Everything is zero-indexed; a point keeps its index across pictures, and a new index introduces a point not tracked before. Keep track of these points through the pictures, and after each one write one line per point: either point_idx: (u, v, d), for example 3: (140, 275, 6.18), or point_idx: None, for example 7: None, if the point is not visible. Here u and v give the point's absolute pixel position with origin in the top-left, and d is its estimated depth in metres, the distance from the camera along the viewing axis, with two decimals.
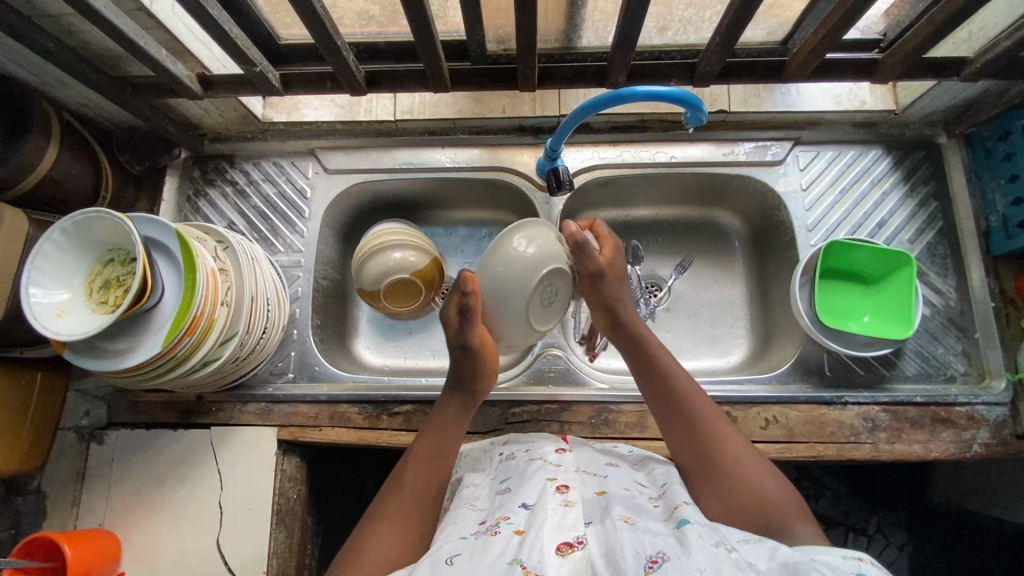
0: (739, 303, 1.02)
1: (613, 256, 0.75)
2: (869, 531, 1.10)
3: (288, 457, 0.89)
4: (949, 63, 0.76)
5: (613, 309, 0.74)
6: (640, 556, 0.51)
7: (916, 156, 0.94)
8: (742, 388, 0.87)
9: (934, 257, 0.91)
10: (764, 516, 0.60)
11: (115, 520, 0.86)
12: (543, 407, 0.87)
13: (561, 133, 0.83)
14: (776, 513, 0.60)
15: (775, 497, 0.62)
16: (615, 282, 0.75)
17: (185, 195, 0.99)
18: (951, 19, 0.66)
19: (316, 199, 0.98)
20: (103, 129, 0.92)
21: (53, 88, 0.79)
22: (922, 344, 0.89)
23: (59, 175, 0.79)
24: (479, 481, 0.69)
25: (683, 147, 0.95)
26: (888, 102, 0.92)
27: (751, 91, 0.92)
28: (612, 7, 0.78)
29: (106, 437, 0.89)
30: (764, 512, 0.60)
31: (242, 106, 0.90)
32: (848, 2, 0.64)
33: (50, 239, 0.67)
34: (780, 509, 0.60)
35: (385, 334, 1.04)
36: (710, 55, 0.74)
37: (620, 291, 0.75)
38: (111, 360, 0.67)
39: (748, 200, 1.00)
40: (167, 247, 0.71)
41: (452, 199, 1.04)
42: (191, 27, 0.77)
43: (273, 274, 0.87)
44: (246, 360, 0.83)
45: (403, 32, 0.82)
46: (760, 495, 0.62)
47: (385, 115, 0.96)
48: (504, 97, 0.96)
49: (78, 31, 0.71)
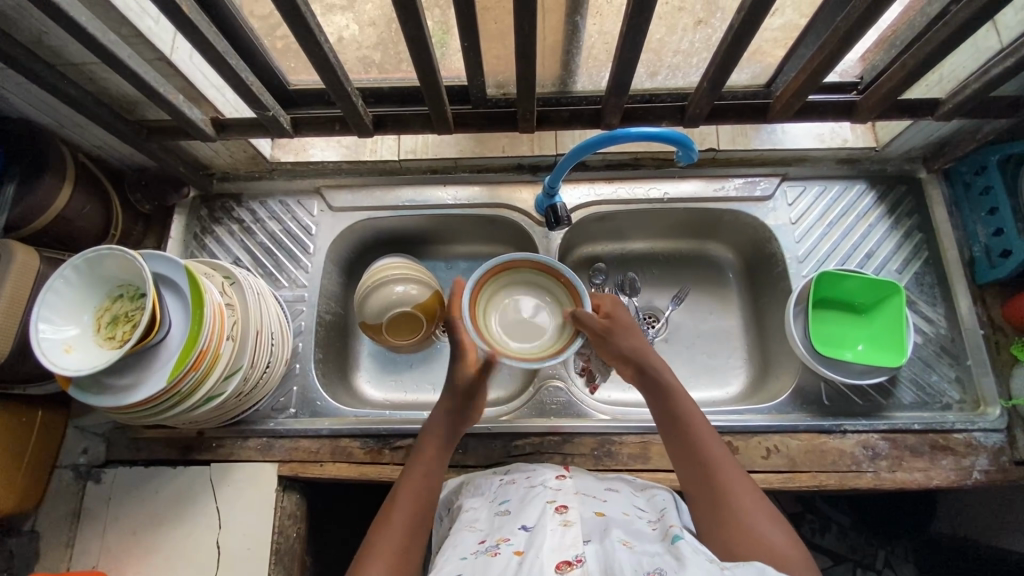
0: (735, 333, 1.04)
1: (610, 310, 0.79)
2: (877, 565, 1.10)
3: (288, 495, 0.88)
4: (923, 103, 0.81)
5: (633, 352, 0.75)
6: (638, 572, 0.51)
7: (899, 190, 0.98)
8: (743, 418, 0.88)
9: (922, 287, 0.94)
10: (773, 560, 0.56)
11: (109, 562, 0.84)
12: (545, 438, 0.87)
13: (558, 172, 0.86)
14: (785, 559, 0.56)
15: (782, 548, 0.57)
16: (628, 333, 0.76)
17: (192, 232, 1.01)
18: (920, 65, 0.71)
19: (321, 235, 1.01)
20: (114, 169, 0.95)
21: (70, 132, 0.83)
22: (916, 372, 0.90)
23: (70, 215, 0.82)
24: (478, 505, 0.69)
25: (675, 183, 0.99)
26: (869, 140, 0.96)
27: (739, 130, 0.97)
28: (605, 54, 0.81)
29: (104, 475, 0.88)
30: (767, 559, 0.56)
31: (252, 147, 0.94)
32: (824, 50, 0.69)
33: (61, 276, 0.68)
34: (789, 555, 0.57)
35: (386, 369, 1.04)
36: (700, 99, 0.78)
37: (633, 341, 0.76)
38: (114, 395, 0.68)
39: (739, 233, 1.03)
40: (175, 283, 0.73)
41: (452, 234, 1.07)
42: (207, 75, 0.81)
43: (277, 308, 0.89)
44: (249, 395, 0.83)
45: (406, 77, 0.86)
46: (769, 544, 0.58)
47: (390, 155, 1.00)
48: (503, 137, 1.00)
49: (100, 78, 0.74)
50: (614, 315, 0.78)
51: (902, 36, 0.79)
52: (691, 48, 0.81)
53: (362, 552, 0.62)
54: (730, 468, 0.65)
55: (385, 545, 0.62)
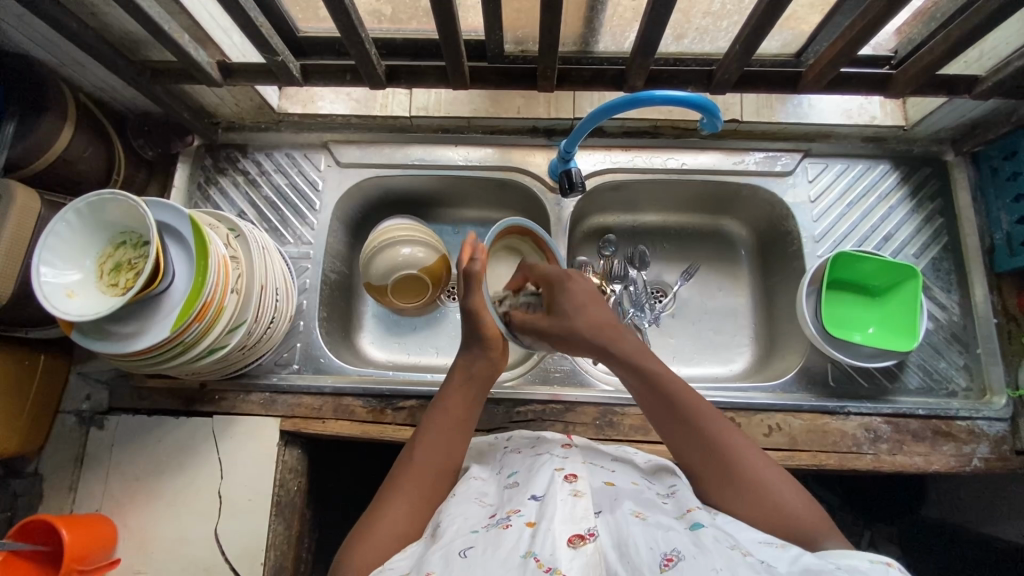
0: (743, 311, 1.03)
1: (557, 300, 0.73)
2: (861, 544, 1.12)
3: (290, 449, 0.89)
4: (961, 80, 0.77)
5: (597, 330, 0.70)
6: (655, 553, 0.51)
7: (923, 173, 0.95)
8: (747, 395, 0.88)
9: (938, 273, 0.92)
10: (791, 534, 0.59)
11: (112, 506, 0.85)
12: (547, 406, 0.87)
13: (575, 136, 0.83)
14: (801, 529, 0.59)
15: (799, 513, 0.60)
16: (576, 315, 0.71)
17: (196, 182, 0.99)
18: (966, 37, 0.68)
19: (327, 191, 0.98)
20: (116, 112, 0.92)
21: (72, 70, 0.79)
22: (925, 358, 0.90)
23: (72, 157, 0.79)
24: (486, 476, 0.68)
25: (694, 154, 0.96)
26: (898, 119, 0.92)
27: (764, 102, 0.93)
28: (631, 12, 0.77)
29: (107, 422, 0.88)
30: (786, 533, 0.59)
31: (259, 96, 0.90)
32: (867, 16, 0.65)
33: (63, 219, 0.67)
34: (804, 521, 0.59)
35: (390, 330, 1.04)
36: (728, 64, 0.75)
37: (597, 317, 0.71)
38: (118, 342, 0.67)
39: (756, 209, 1.01)
40: (179, 233, 0.71)
41: (461, 197, 1.05)
42: (214, 15, 0.78)
43: (282, 265, 0.87)
44: (253, 348, 0.83)
45: (422, 29, 0.82)
46: (780, 507, 0.60)
47: (400, 111, 0.96)
48: (519, 97, 0.96)
49: (102, 13, 0.71)
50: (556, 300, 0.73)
51: (945, 7, 0.75)
52: (722, 10, 0.76)
53: (385, 497, 0.65)
54: (731, 435, 0.65)
55: (406, 491, 0.65)
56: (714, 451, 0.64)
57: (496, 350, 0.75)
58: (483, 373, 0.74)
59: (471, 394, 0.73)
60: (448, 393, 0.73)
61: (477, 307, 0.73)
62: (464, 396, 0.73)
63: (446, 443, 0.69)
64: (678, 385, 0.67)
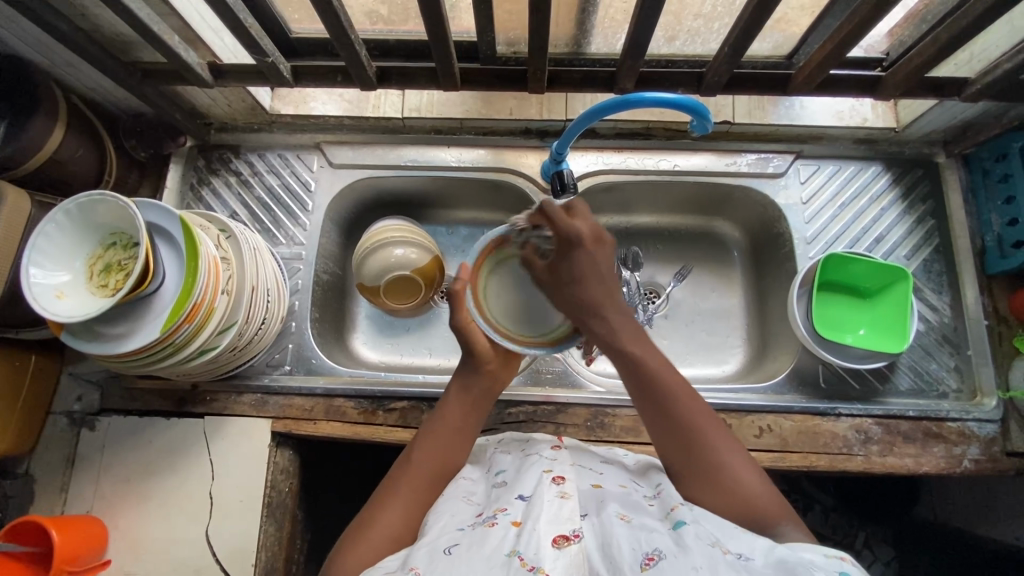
0: (736, 312, 1.03)
1: (557, 261, 0.68)
2: (856, 545, 1.11)
3: (281, 450, 0.88)
4: (950, 83, 0.78)
5: (578, 308, 0.67)
6: (636, 552, 0.51)
7: (915, 174, 0.95)
8: (738, 396, 0.88)
9: (930, 274, 0.93)
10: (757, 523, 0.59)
11: (103, 507, 0.85)
12: (539, 407, 0.87)
13: (566, 138, 0.83)
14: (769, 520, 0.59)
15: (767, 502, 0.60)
16: (569, 287, 0.67)
17: (188, 183, 0.99)
18: (954, 39, 0.68)
19: (320, 192, 0.98)
20: (109, 113, 0.92)
21: (62, 71, 0.79)
22: (916, 360, 0.90)
23: (63, 158, 0.79)
24: (475, 476, 0.69)
25: (686, 156, 0.96)
26: (889, 120, 0.93)
27: (756, 103, 0.93)
28: (622, 14, 0.77)
29: (98, 423, 0.88)
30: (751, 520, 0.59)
31: (251, 96, 0.90)
32: (856, 18, 0.65)
33: (52, 220, 0.67)
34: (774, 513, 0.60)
35: (383, 331, 1.04)
36: (718, 66, 0.75)
37: (584, 293, 0.66)
38: (107, 343, 0.67)
39: (748, 210, 1.01)
40: (171, 235, 0.71)
41: (454, 198, 1.05)
42: (205, 16, 0.78)
43: (273, 266, 0.87)
44: (244, 349, 0.83)
45: (413, 30, 0.82)
46: (750, 497, 0.60)
47: (393, 112, 0.96)
48: (511, 99, 0.97)
49: (93, 14, 0.71)
50: (559, 264, 0.68)
51: (935, 10, 0.75)
52: (713, 12, 0.77)
53: (380, 500, 0.65)
54: (706, 419, 0.64)
55: (402, 495, 0.65)
56: (689, 436, 0.62)
57: (497, 363, 0.75)
58: (484, 382, 0.74)
59: (471, 403, 0.73)
60: (448, 400, 0.73)
61: (461, 324, 0.73)
62: (463, 403, 0.72)
63: (444, 449, 0.69)
64: (658, 366, 0.64)
